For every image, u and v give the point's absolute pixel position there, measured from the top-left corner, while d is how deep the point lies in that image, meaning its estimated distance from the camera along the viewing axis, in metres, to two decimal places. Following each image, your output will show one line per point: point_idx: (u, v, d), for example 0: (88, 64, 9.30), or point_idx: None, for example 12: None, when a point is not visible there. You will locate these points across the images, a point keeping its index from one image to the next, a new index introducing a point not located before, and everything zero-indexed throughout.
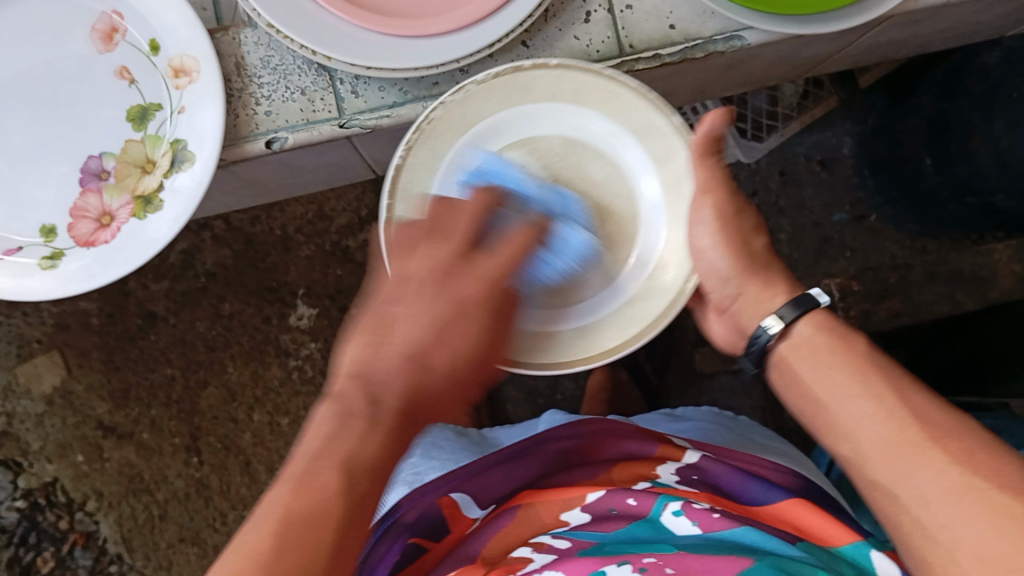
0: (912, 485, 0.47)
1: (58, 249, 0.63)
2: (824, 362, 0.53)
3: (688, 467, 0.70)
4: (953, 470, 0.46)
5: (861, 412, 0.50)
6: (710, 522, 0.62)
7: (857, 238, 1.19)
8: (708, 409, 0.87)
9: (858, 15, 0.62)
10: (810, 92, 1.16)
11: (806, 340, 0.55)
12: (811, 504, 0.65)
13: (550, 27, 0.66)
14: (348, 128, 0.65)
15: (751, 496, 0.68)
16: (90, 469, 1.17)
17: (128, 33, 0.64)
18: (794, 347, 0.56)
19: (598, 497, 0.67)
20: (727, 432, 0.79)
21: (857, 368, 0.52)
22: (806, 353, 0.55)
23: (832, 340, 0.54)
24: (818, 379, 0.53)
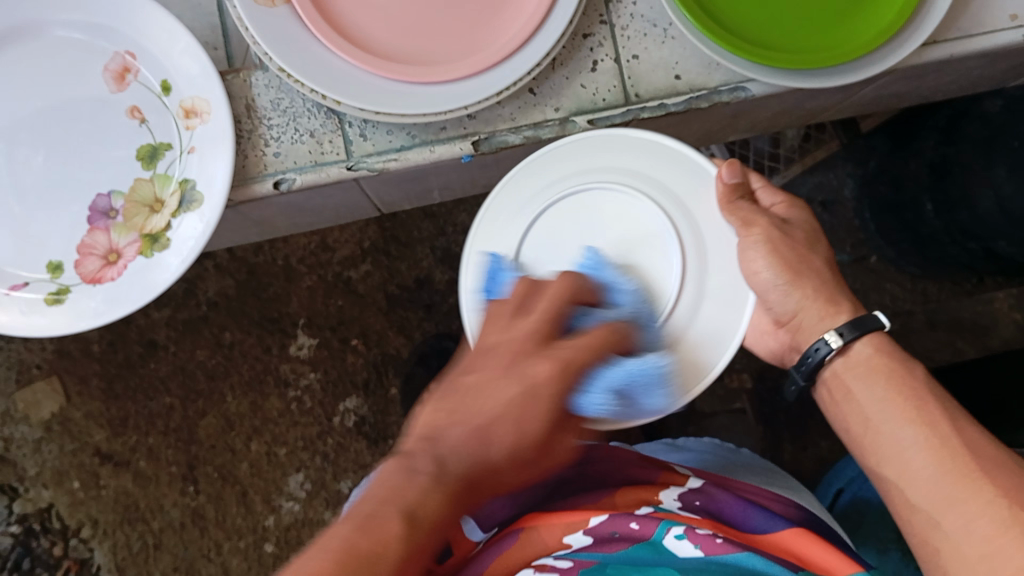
0: (955, 513, 0.50)
1: (64, 285, 0.64)
2: (877, 386, 0.56)
3: (691, 492, 0.70)
4: (999, 501, 0.49)
5: (907, 438, 0.54)
6: (712, 547, 0.61)
7: (858, 279, 1.19)
8: (712, 440, 0.87)
9: (861, 70, 0.63)
10: (812, 135, 1.19)
11: (866, 360, 0.58)
12: (811, 535, 0.64)
13: (557, 75, 0.67)
14: (355, 171, 0.66)
15: (750, 525, 0.67)
16: (86, 497, 1.17)
17: (140, 73, 0.65)
18: (851, 365, 0.58)
19: (601, 521, 0.66)
20: (729, 464, 0.81)
21: (915, 396, 0.55)
22: (865, 378, 0.57)
23: (892, 364, 0.57)
24: (870, 401, 0.56)
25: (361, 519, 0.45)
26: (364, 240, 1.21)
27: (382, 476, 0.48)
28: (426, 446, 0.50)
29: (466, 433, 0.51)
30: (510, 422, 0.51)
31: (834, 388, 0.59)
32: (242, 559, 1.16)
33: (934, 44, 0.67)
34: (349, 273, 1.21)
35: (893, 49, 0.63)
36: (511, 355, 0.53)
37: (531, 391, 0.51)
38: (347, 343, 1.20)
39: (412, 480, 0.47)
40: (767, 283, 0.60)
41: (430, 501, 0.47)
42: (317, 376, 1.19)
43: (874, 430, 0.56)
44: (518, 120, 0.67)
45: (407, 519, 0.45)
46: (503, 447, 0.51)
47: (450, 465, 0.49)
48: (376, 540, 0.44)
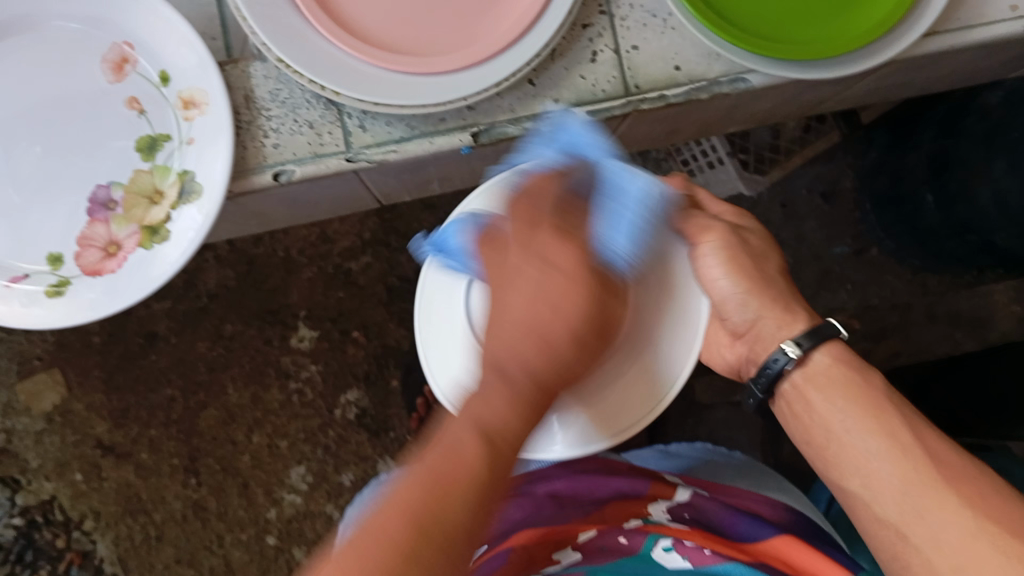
0: (927, 524, 0.50)
1: (65, 278, 0.64)
2: (839, 398, 0.56)
3: (679, 505, 0.70)
4: (965, 511, 0.49)
5: (873, 450, 0.53)
6: (701, 558, 0.64)
7: (859, 271, 1.19)
8: (702, 445, 0.89)
9: (861, 61, 0.63)
10: (812, 126, 1.18)
11: (824, 371, 0.57)
12: (799, 540, 0.65)
13: (557, 66, 0.67)
14: (355, 162, 0.66)
15: (739, 531, 0.68)
16: (88, 489, 1.17)
17: (139, 64, 0.65)
18: (810, 376, 0.57)
19: (590, 538, 0.67)
20: (718, 467, 0.82)
21: (876, 407, 0.54)
22: (823, 390, 0.56)
23: (850, 374, 0.56)
24: (832, 413, 0.55)
25: (443, 448, 0.43)
26: (364, 231, 1.21)
27: (450, 417, 0.46)
28: (489, 369, 0.47)
29: (522, 335, 0.47)
30: (536, 329, 0.47)
31: (794, 402, 0.58)
32: (244, 550, 1.17)
33: (933, 36, 0.66)
34: (349, 265, 1.21)
35: (892, 40, 0.63)
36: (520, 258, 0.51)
37: (557, 316, 0.48)
38: (348, 335, 1.20)
39: (476, 395, 0.45)
40: (726, 292, 0.60)
41: (499, 406, 0.44)
42: (318, 368, 1.19)
43: (833, 447, 0.55)
44: (517, 111, 0.67)
45: (487, 438, 0.43)
46: (523, 378, 0.46)
47: (512, 376, 0.46)
48: (441, 471, 0.42)
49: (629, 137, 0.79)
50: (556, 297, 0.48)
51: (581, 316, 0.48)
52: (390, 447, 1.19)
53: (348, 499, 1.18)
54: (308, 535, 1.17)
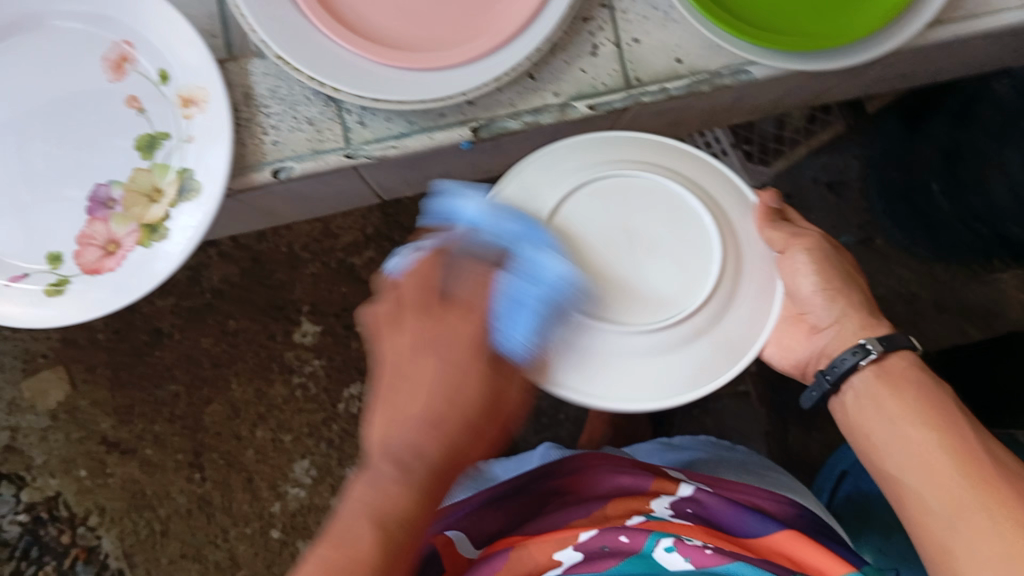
0: (964, 523, 0.53)
1: (65, 276, 0.63)
2: (897, 400, 0.58)
3: (682, 500, 0.71)
4: (1003, 517, 0.52)
5: (922, 449, 0.56)
6: (702, 559, 0.63)
7: (867, 263, 1.16)
8: (705, 438, 0.89)
9: (863, 51, 0.62)
10: (817, 118, 1.17)
11: (889, 373, 0.59)
12: (802, 536, 0.66)
13: (557, 60, 0.66)
14: (355, 159, 0.65)
15: (745, 530, 0.69)
16: (93, 485, 1.17)
17: (138, 62, 0.64)
18: (879, 378, 0.59)
19: (591, 536, 0.66)
20: (722, 462, 0.82)
21: (931, 412, 0.56)
22: (887, 392, 0.58)
23: (916, 381, 0.58)
24: (890, 413, 0.57)
25: (333, 541, 0.53)
26: (368, 226, 1.21)
27: (354, 493, 0.55)
28: (384, 455, 0.55)
29: (427, 428, 0.55)
30: (447, 406, 0.56)
31: (856, 401, 0.60)
32: (250, 545, 1.17)
33: (940, 26, 0.66)
34: (353, 259, 1.20)
35: (898, 30, 0.62)
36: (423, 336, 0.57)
37: (460, 380, 0.56)
38: (352, 330, 1.20)
39: (377, 484, 0.54)
40: (811, 296, 0.62)
41: (422, 485, 0.55)
42: (322, 363, 1.19)
43: (877, 447, 0.58)
44: (518, 106, 0.66)
45: (383, 529, 0.53)
46: (432, 454, 0.55)
47: (413, 467, 0.55)
48: (388, 530, 0.54)
49: (632, 129, 0.79)
50: (473, 384, 0.56)
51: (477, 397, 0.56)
52: None
53: None
54: (313, 530, 1.17)
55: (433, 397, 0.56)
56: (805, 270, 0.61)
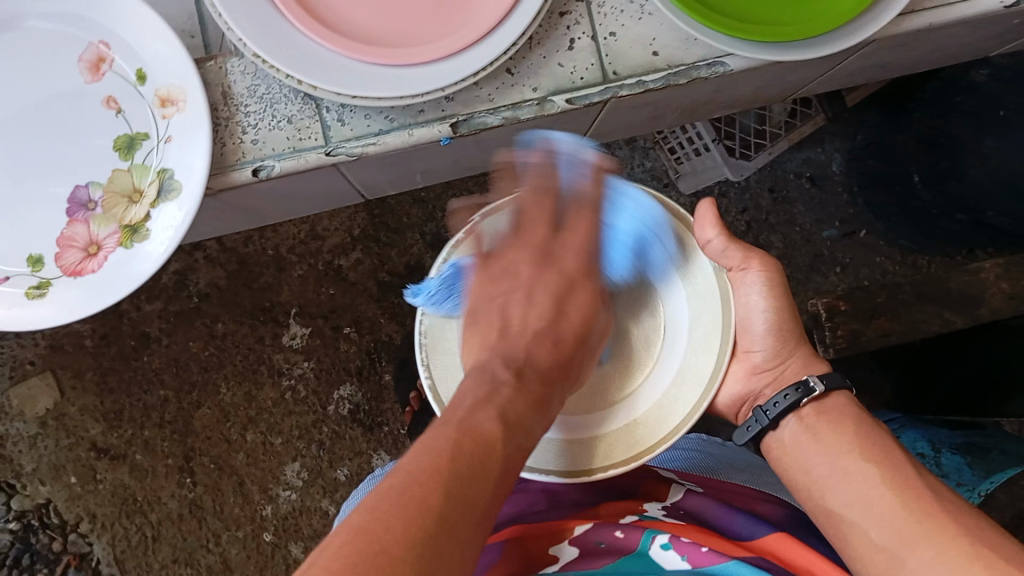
0: (914, 555, 0.54)
1: (46, 278, 0.63)
2: (830, 445, 0.61)
3: (673, 505, 0.71)
4: (950, 537, 0.53)
5: (860, 489, 0.58)
6: (699, 557, 0.63)
7: (848, 253, 1.20)
8: (696, 436, 0.85)
9: (838, 41, 0.62)
10: (798, 112, 1.17)
11: (806, 422, 0.64)
12: (794, 538, 0.64)
13: (535, 54, 0.67)
14: (335, 156, 0.65)
15: (734, 530, 0.67)
16: (83, 491, 1.17)
17: (115, 63, 0.65)
18: (805, 420, 0.64)
19: (586, 530, 0.66)
20: (713, 461, 0.80)
21: (861, 449, 0.60)
22: (809, 437, 0.63)
23: (832, 423, 0.62)
24: (826, 459, 0.61)
25: (461, 425, 0.47)
26: (354, 227, 1.21)
27: (465, 386, 0.53)
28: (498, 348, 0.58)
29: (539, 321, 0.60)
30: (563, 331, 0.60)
31: (787, 451, 0.64)
32: (241, 548, 1.17)
33: (915, 13, 0.66)
34: (340, 261, 1.21)
35: (870, 21, 0.63)
36: (537, 263, 0.64)
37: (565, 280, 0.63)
38: (340, 331, 1.20)
39: (501, 391, 0.52)
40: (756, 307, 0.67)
41: (518, 403, 0.52)
42: (311, 365, 1.20)
43: (822, 485, 0.61)
44: (496, 101, 0.66)
45: (513, 375, 0.55)
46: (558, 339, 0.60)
47: (528, 373, 0.55)
48: (476, 438, 0.46)
49: (612, 124, 0.79)
50: (582, 300, 0.63)
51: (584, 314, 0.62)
52: (385, 441, 1.19)
53: (344, 494, 1.18)
54: (304, 531, 1.17)
55: (540, 296, 0.62)
56: (756, 286, 0.67)
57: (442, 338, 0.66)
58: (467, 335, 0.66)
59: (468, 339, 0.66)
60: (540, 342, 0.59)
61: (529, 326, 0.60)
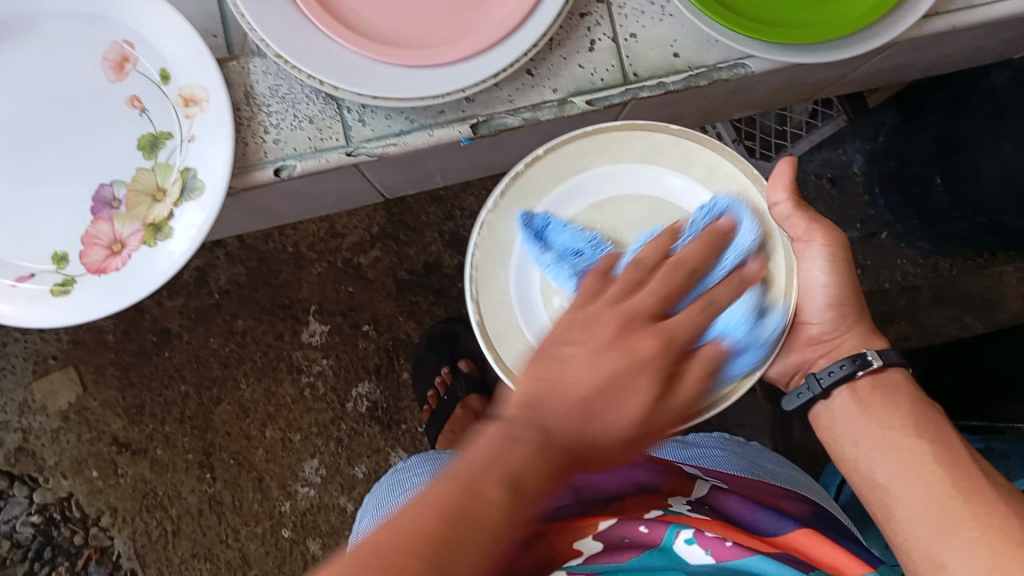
0: (951, 540, 0.54)
1: (70, 276, 0.64)
2: (879, 421, 0.61)
3: (698, 499, 0.72)
4: (987, 524, 0.53)
5: (906, 466, 0.58)
6: (723, 552, 0.65)
7: (868, 255, 1.19)
8: (717, 435, 0.88)
9: (859, 45, 0.62)
10: (819, 112, 1.15)
11: (863, 395, 0.63)
12: (821, 536, 0.67)
13: (555, 55, 0.67)
14: (356, 156, 0.66)
15: (760, 527, 0.70)
16: (105, 485, 1.18)
17: (139, 63, 0.65)
18: (859, 395, 0.63)
19: (610, 526, 0.68)
20: (737, 458, 0.81)
21: (911, 426, 0.60)
22: (860, 411, 0.63)
23: (885, 401, 0.62)
24: (878, 433, 0.61)
25: (466, 483, 0.44)
26: (373, 225, 1.22)
27: (483, 439, 0.47)
28: (530, 414, 0.48)
29: (587, 384, 0.49)
30: (619, 405, 0.49)
31: (835, 420, 0.64)
32: (260, 544, 1.18)
33: (937, 16, 0.66)
34: (359, 259, 1.21)
35: (891, 24, 0.62)
36: (608, 301, 0.53)
37: (640, 360, 0.50)
38: (359, 329, 1.20)
39: (514, 444, 0.46)
40: (817, 281, 0.65)
41: (538, 468, 0.45)
42: (330, 362, 1.20)
43: (867, 458, 0.61)
44: (516, 102, 0.67)
45: (510, 486, 0.44)
46: (614, 426, 0.48)
47: (552, 433, 0.47)
48: (477, 503, 0.43)
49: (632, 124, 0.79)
50: (648, 386, 0.49)
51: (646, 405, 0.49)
52: (403, 439, 1.20)
53: (362, 491, 1.19)
54: (323, 528, 1.18)
55: (592, 362, 0.50)
56: (818, 258, 0.64)
57: (491, 273, 0.63)
58: (526, 279, 0.63)
59: (532, 284, 0.63)
60: (586, 410, 0.48)
61: (587, 378, 0.49)
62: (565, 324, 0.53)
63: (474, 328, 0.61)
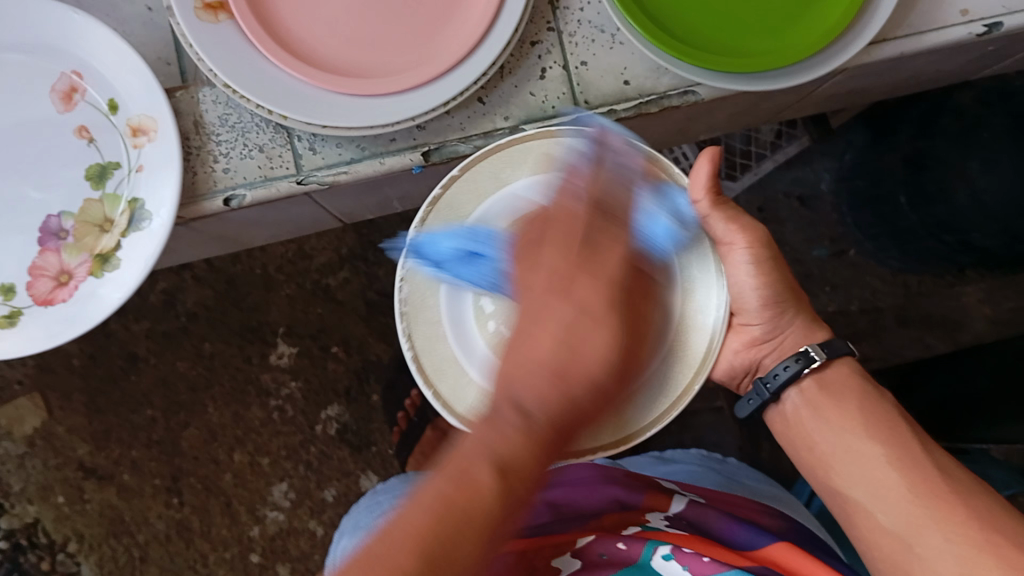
0: (925, 543, 0.55)
1: (17, 308, 0.63)
2: (834, 424, 0.62)
3: (676, 516, 0.72)
4: (960, 527, 0.54)
5: (867, 471, 0.59)
6: (700, 567, 0.63)
7: (839, 273, 1.19)
8: (696, 452, 0.92)
9: (807, 72, 0.63)
10: (784, 132, 1.15)
11: (813, 397, 0.63)
12: (797, 549, 0.66)
13: (506, 83, 0.67)
14: (306, 185, 0.65)
15: (738, 541, 0.70)
16: (71, 511, 1.17)
17: (88, 93, 0.65)
18: (808, 394, 0.64)
19: (588, 543, 0.68)
20: (715, 474, 0.85)
21: (866, 426, 0.60)
22: (813, 413, 0.63)
23: (835, 398, 0.62)
24: (832, 433, 0.61)
25: (455, 477, 0.45)
26: (343, 247, 1.21)
27: (470, 431, 0.47)
28: (502, 394, 0.48)
29: (545, 366, 0.47)
30: (578, 335, 0.48)
31: (793, 423, 0.64)
32: (228, 570, 1.16)
33: (885, 42, 0.66)
34: (328, 280, 1.21)
35: (837, 52, 0.63)
36: (576, 268, 0.50)
37: (589, 313, 0.48)
38: (328, 351, 1.20)
39: (496, 428, 0.46)
40: (744, 286, 0.65)
41: (519, 450, 0.45)
42: (299, 385, 1.19)
43: (829, 464, 0.61)
44: (468, 129, 0.67)
45: (501, 473, 0.45)
46: (585, 376, 0.47)
47: (532, 411, 0.46)
48: (468, 492, 0.44)
49: None
50: (603, 343, 0.47)
51: (612, 340, 0.48)
52: (373, 461, 1.19)
53: (331, 515, 1.18)
54: (292, 553, 1.17)
55: (542, 326, 0.48)
56: (744, 262, 0.64)
57: (424, 306, 0.61)
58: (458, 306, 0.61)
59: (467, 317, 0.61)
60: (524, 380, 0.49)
61: (545, 346, 0.47)
62: (533, 296, 0.50)
63: (409, 363, 0.60)
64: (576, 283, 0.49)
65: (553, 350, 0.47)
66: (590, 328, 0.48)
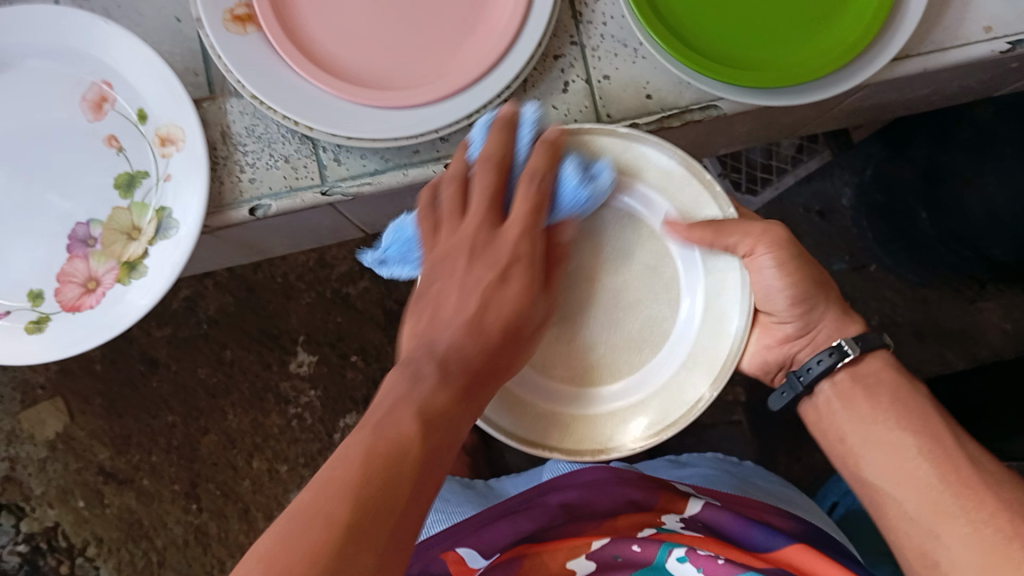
0: (953, 536, 0.55)
1: (45, 314, 0.64)
2: (863, 415, 0.61)
3: (691, 517, 0.73)
4: (987, 522, 0.54)
5: (894, 464, 0.58)
6: (715, 568, 0.64)
7: (857, 287, 1.18)
8: (712, 454, 0.92)
9: (830, 88, 0.63)
10: (804, 147, 1.18)
11: (843, 390, 0.62)
12: (812, 550, 0.67)
13: (529, 96, 0.68)
14: (330, 195, 0.66)
15: (753, 543, 0.70)
16: (90, 515, 1.18)
17: (117, 102, 0.66)
18: (840, 384, 0.63)
19: (603, 544, 0.69)
20: (731, 477, 0.85)
21: (894, 417, 0.60)
22: (842, 406, 0.62)
23: (864, 392, 0.61)
24: (861, 425, 0.61)
25: (374, 428, 0.46)
26: (362, 256, 1.22)
27: (388, 386, 0.51)
28: (422, 353, 0.53)
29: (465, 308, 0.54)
30: (488, 281, 0.55)
31: (822, 413, 0.64)
32: None
33: (908, 59, 0.66)
34: (347, 289, 1.22)
35: (861, 67, 0.63)
36: (473, 250, 0.56)
37: (502, 266, 0.56)
38: (347, 359, 1.21)
39: (416, 384, 0.49)
40: (773, 289, 0.63)
41: (440, 398, 0.49)
42: (318, 393, 1.20)
43: (858, 456, 0.61)
44: None
45: (424, 421, 0.47)
46: (495, 330, 0.54)
47: (449, 366, 0.51)
48: (393, 440, 0.45)
49: None
50: (512, 296, 0.55)
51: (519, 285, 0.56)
52: None
53: None
54: None
55: (455, 292, 0.56)
56: (767, 267, 0.61)
57: None
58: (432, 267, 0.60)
59: None
60: (475, 331, 0.54)
61: (457, 306, 0.55)
62: (459, 266, 0.56)
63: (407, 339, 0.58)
64: (484, 251, 0.56)
65: (466, 304, 0.54)
66: (510, 277, 0.55)
